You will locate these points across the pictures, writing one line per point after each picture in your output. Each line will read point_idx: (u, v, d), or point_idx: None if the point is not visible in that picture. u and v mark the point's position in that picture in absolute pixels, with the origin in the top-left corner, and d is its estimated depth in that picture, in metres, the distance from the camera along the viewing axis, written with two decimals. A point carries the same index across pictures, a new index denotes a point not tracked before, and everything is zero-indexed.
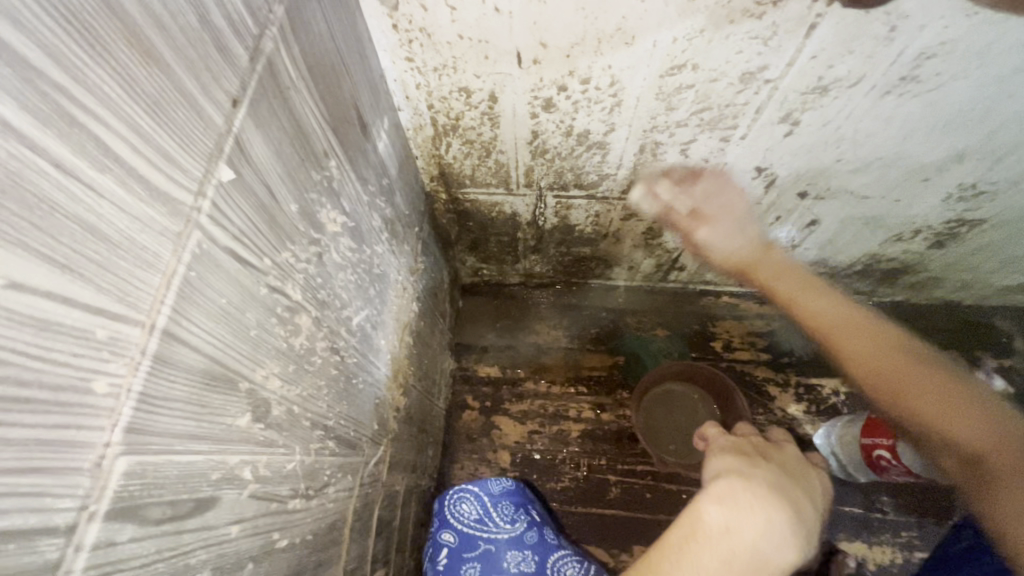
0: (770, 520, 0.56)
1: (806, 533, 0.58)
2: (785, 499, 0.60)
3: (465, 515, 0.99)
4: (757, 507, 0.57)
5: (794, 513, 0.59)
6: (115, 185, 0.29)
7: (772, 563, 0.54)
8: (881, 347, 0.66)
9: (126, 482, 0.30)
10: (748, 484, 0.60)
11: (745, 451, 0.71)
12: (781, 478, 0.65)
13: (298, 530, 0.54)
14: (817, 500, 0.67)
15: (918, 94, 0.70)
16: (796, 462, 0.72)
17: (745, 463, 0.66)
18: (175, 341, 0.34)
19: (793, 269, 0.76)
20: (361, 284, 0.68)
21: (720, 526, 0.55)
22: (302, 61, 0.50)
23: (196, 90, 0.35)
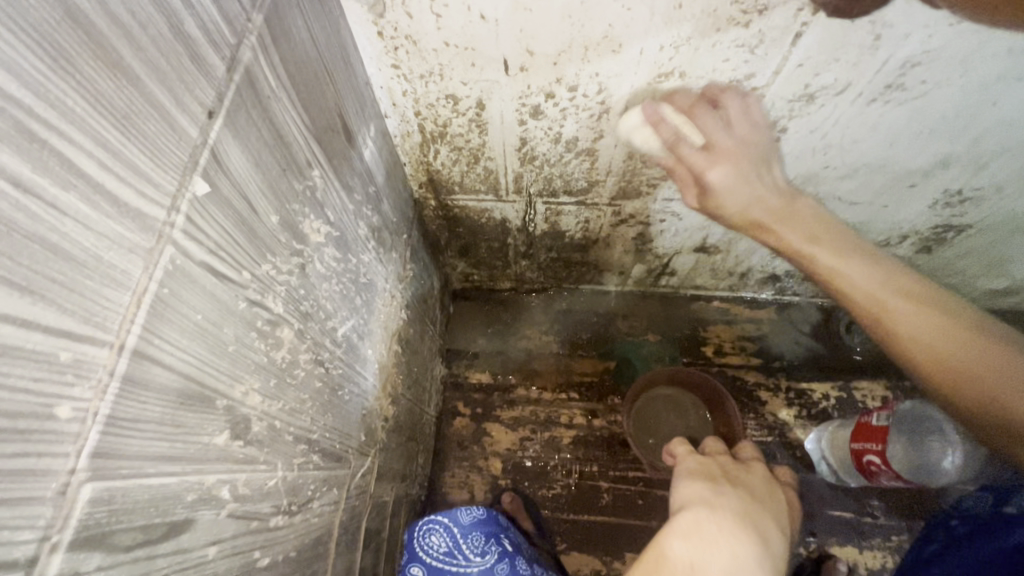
0: (735, 553, 0.54)
1: (773, 565, 0.57)
2: (750, 531, 0.59)
3: (435, 548, 0.93)
4: (722, 541, 0.56)
5: (760, 546, 0.57)
6: (80, 202, 0.28)
7: None
8: (940, 324, 0.59)
9: (92, 509, 0.29)
10: (713, 515, 0.60)
11: (712, 477, 0.72)
12: (746, 510, 0.64)
13: (280, 547, 0.53)
14: (782, 526, 0.66)
15: (904, 101, 0.71)
16: (761, 488, 0.73)
17: (710, 492, 0.66)
18: (146, 359, 0.33)
19: (824, 219, 0.64)
20: (347, 293, 0.67)
21: (686, 563, 0.53)
22: (283, 71, 0.49)
23: (168, 101, 0.34)
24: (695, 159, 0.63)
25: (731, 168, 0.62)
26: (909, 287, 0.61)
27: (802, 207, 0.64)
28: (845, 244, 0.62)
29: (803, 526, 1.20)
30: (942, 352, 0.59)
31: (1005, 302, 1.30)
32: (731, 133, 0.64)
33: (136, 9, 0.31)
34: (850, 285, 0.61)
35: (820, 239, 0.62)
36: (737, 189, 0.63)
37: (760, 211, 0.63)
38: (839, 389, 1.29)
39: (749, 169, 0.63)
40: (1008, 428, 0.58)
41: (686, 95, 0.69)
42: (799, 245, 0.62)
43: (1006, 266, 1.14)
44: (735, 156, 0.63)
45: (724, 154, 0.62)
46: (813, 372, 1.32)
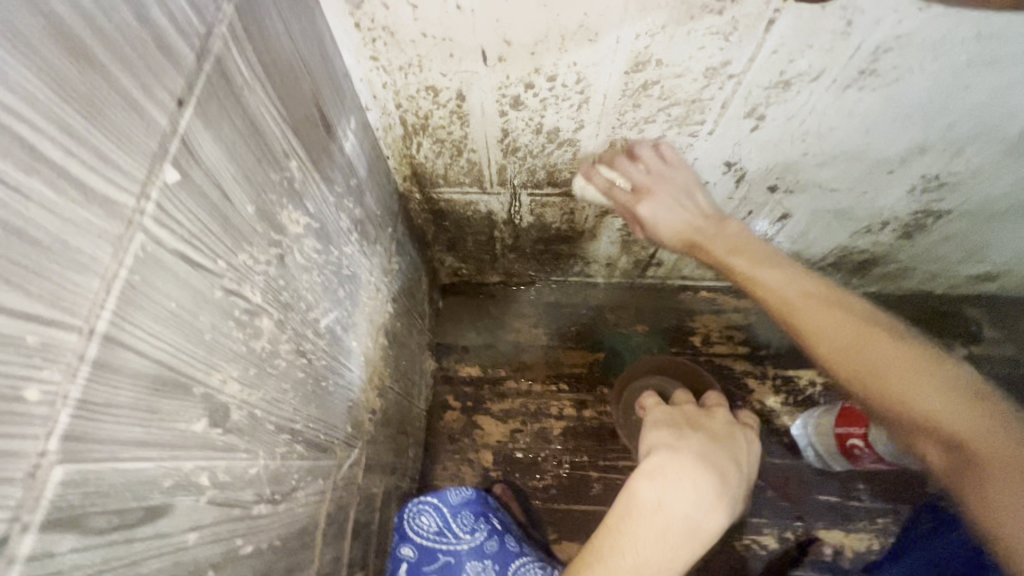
0: (697, 488, 0.61)
1: (734, 493, 0.63)
2: (712, 463, 0.64)
3: (425, 528, 0.98)
4: (688, 476, 0.62)
5: (720, 477, 0.63)
6: (44, 187, 0.28)
7: (703, 528, 0.59)
8: (849, 324, 0.60)
9: (64, 491, 0.30)
10: (677, 455, 0.64)
11: (678, 420, 0.74)
12: (712, 445, 0.68)
13: (264, 536, 0.53)
14: (743, 459, 0.69)
15: (878, 87, 0.72)
16: (722, 424, 0.75)
17: (676, 436, 0.69)
18: (118, 345, 0.33)
19: (748, 241, 0.73)
20: (329, 285, 0.68)
21: (653, 503, 0.59)
22: (257, 61, 0.50)
23: (135, 88, 0.34)
24: (625, 202, 0.83)
25: (658, 202, 0.79)
26: (813, 290, 0.64)
27: (727, 228, 0.75)
28: (758, 253, 0.70)
29: (790, 511, 1.21)
30: (843, 347, 0.59)
31: (987, 287, 1.32)
32: (666, 174, 0.82)
33: None
34: (765, 284, 0.66)
35: (740, 251, 0.71)
36: (665, 215, 0.79)
37: (688, 232, 0.77)
38: (825, 376, 1.31)
39: (675, 198, 0.80)
40: (943, 440, 0.53)
41: (644, 146, 0.84)
42: (722, 256, 0.72)
43: (986, 251, 1.15)
44: (659, 193, 0.80)
45: (650, 192, 0.81)
46: (799, 359, 1.34)
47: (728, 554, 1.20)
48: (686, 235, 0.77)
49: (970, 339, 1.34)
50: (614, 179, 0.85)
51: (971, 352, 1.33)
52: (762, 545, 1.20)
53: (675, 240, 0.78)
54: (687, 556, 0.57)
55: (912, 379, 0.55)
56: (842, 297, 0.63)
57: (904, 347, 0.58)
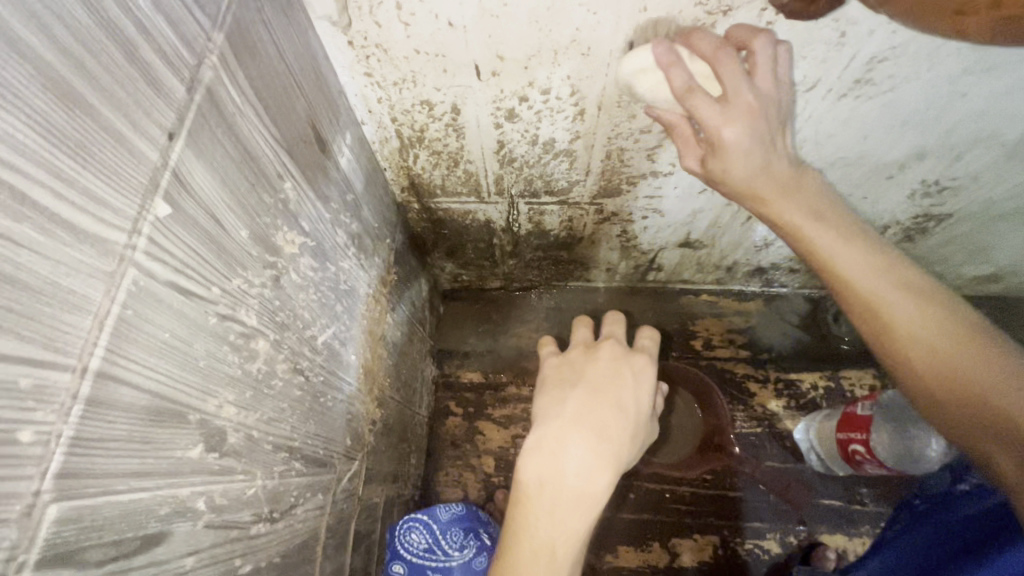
0: (570, 452, 0.60)
1: (618, 438, 0.62)
2: (591, 421, 0.63)
3: (415, 545, 0.93)
4: (565, 444, 0.61)
5: (595, 432, 0.62)
6: (34, 232, 0.29)
7: (589, 489, 0.59)
8: (949, 326, 0.56)
9: (59, 528, 0.30)
10: (552, 425, 0.63)
11: (563, 378, 0.70)
12: (589, 392, 0.66)
13: (263, 554, 0.54)
14: (629, 394, 0.66)
15: (874, 95, 0.71)
16: (605, 367, 0.69)
17: (556, 400, 0.67)
18: (112, 381, 0.34)
19: (827, 206, 0.62)
20: (326, 301, 0.68)
21: (536, 484, 0.59)
22: (249, 86, 0.50)
23: (125, 126, 0.35)
24: (709, 115, 0.56)
25: (748, 127, 0.57)
26: (913, 279, 0.58)
27: (805, 183, 0.62)
28: (841, 225, 0.61)
29: (792, 515, 1.21)
30: (932, 348, 0.56)
31: (991, 288, 1.31)
32: (757, 87, 0.57)
33: (86, 38, 0.32)
34: (845, 260, 0.59)
35: (819, 217, 0.61)
36: (750, 151, 0.57)
37: (761, 182, 0.61)
38: (827, 379, 1.30)
39: (766, 132, 0.58)
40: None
41: (705, 36, 0.59)
42: (796, 220, 0.61)
43: (989, 253, 1.14)
44: (754, 116, 0.57)
45: (748, 107, 0.56)
46: (801, 362, 1.33)
47: (730, 559, 1.20)
48: (752, 184, 0.60)
49: None
50: (699, 77, 0.59)
51: None
52: (765, 550, 1.20)
53: (739, 187, 0.61)
54: (584, 519, 0.58)
55: (1013, 395, 0.51)
56: (917, 283, 0.58)
57: (1004, 356, 0.53)
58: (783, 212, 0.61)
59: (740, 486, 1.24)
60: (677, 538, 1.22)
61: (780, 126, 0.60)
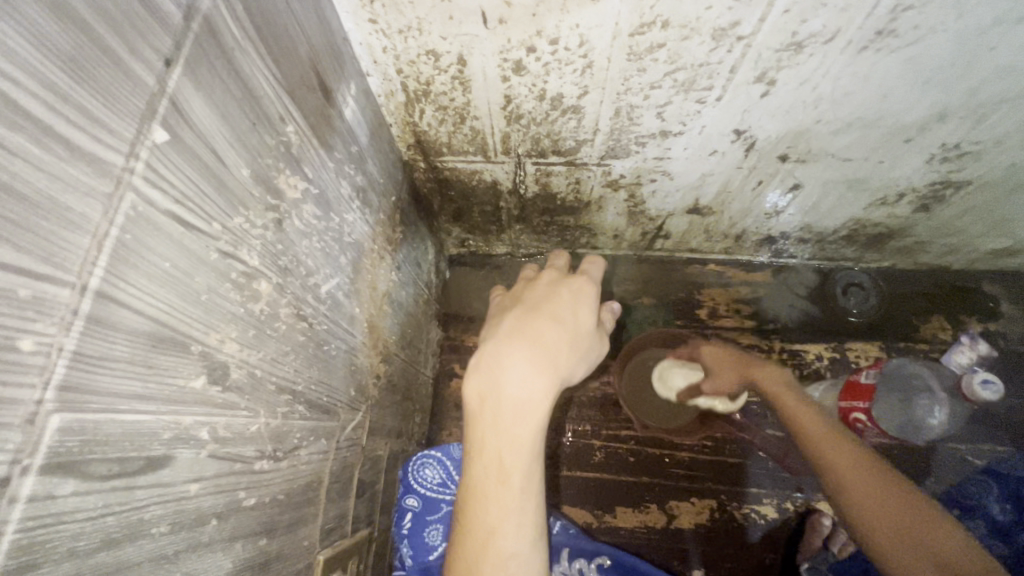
0: (506, 364, 0.61)
1: (555, 347, 0.63)
2: (526, 335, 0.63)
3: (428, 480, 1.04)
4: (500, 357, 0.62)
5: (529, 343, 0.62)
6: (31, 144, 0.29)
7: (529, 395, 0.60)
8: (867, 469, 0.71)
9: (62, 438, 0.31)
10: (489, 343, 0.64)
11: (505, 307, 0.71)
12: (523, 311, 0.67)
13: (267, 490, 0.56)
14: (567, 310, 0.67)
15: (897, 48, 0.68)
16: (543, 291, 0.70)
17: (496, 324, 0.68)
18: (112, 302, 0.34)
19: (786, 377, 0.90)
20: (329, 252, 0.68)
21: (477, 398, 0.62)
22: (248, 21, 0.49)
23: (120, 47, 0.34)
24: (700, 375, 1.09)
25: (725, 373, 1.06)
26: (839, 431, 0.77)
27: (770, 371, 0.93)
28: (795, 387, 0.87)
29: (790, 483, 1.23)
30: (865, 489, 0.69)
31: (1007, 263, 1.28)
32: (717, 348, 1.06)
33: None
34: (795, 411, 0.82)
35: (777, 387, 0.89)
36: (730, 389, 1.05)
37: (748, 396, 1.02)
38: (833, 350, 1.29)
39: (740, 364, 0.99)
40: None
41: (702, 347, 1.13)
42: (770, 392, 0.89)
43: (1007, 225, 1.11)
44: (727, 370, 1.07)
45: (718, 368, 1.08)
46: (807, 333, 1.32)
47: (726, 522, 1.22)
48: None
49: (985, 315, 1.31)
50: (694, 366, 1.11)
51: (986, 328, 1.30)
52: (762, 515, 1.22)
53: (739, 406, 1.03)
54: (525, 427, 0.60)
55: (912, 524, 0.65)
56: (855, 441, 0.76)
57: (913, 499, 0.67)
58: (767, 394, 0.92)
59: (740, 453, 1.25)
60: (674, 501, 1.24)
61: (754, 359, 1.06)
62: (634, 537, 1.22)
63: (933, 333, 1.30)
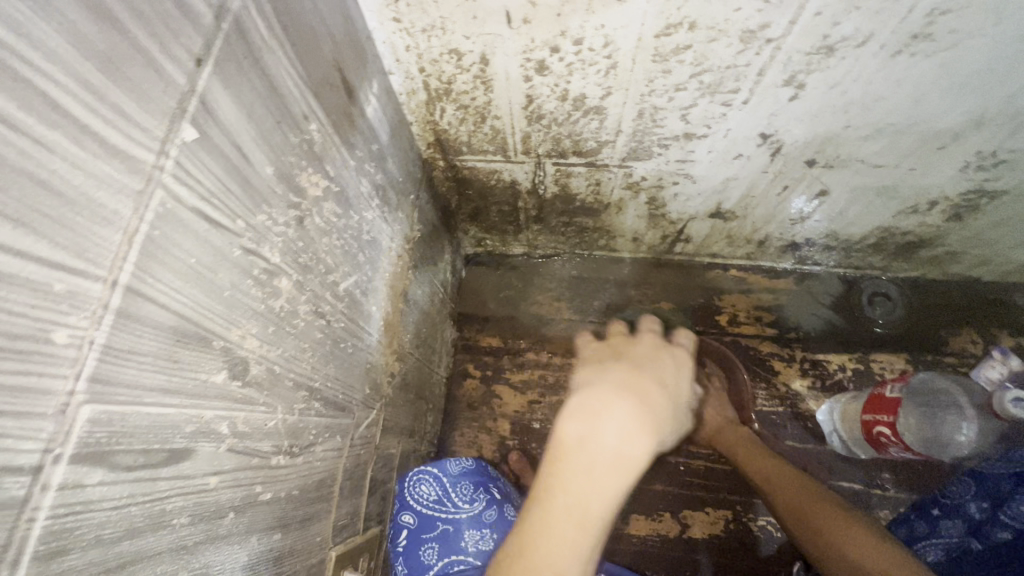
0: (617, 415, 0.49)
1: (664, 414, 0.52)
2: (640, 387, 0.53)
3: (424, 497, 0.93)
4: (611, 403, 0.50)
5: (646, 398, 0.52)
6: (67, 141, 0.29)
7: (633, 457, 0.49)
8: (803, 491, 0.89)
9: (91, 429, 0.32)
10: (595, 384, 0.53)
11: (602, 350, 0.61)
12: (630, 365, 0.56)
13: (282, 485, 0.56)
14: (677, 375, 0.58)
15: (933, 53, 0.66)
16: (647, 347, 0.61)
17: (596, 367, 0.56)
18: (140, 297, 0.35)
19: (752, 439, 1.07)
20: (349, 250, 0.69)
21: (576, 440, 0.49)
22: (276, 20, 0.49)
23: (154, 47, 0.35)
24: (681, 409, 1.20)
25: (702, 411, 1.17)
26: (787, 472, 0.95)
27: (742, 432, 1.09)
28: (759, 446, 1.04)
29: None
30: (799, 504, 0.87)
31: None
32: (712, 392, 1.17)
33: None
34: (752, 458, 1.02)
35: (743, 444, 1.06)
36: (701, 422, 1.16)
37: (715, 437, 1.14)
38: (856, 361, 1.26)
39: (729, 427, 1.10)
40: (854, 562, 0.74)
41: None
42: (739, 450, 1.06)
43: None
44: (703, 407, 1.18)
45: None
46: (829, 342, 1.29)
47: (741, 533, 1.20)
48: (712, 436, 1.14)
49: (1018, 329, 1.26)
50: None
51: (1019, 343, 1.25)
52: (778, 528, 1.19)
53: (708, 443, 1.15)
54: (624, 486, 0.48)
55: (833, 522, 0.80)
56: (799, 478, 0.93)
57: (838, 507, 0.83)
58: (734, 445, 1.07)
59: None
60: (687, 509, 1.22)
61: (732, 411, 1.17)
62: (646, 544, 1.21)
63: (962, 346, 1.26)
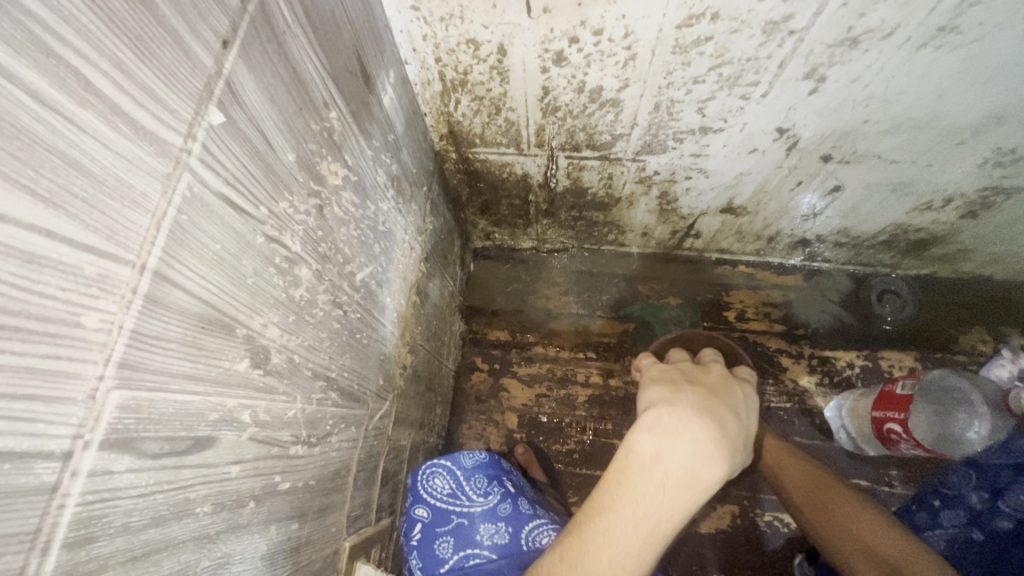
0: (697, 440, 0.49)
1: (739, 447, 0.52)
2: (719, 414, 0.53)
3: (438, 490, 0.90)
4: (691, 426, 0.50)
5: (724, 426, 0.51)
6: (97, 120, 0.29)
7: (707, 483, 0.49)
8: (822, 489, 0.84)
9: (120, 415, 0.31)
10: (674, 404, 0.53)
11: (674, 373, 0.61)
12: (708, 393, 0.56)
13: (300, 475, 0.56)
14: (747, 408, 0.58)
15: (958, 46, 0.65)
16: (719, 376, 0.61)
17: (672, 388, 0.56)
18: (167, 282, 0.34)
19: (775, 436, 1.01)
20: (365, 240, 0.68)
21: (651, 455, 0.49)
22: (299, 5, 0.49)
23: (182, 27, 0.34)
24: None
25: None
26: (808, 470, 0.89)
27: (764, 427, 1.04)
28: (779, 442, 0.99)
29: None
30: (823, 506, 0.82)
31: None
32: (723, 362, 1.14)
33: None
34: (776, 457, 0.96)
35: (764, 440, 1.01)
36: None
37: None
38: (865, 358, 1.26)
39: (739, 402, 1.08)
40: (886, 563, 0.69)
41: None
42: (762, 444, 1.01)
43: None
44: None
45: None
46: (838, 340, 1.29)
47: (748, 528, 1.21)
48: None
49: None
50: None
51: None
52: (785, 523, 1.20)
53: None
54: (691, 507, 0.49)
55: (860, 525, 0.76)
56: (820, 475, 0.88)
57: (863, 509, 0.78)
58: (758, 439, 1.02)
59: None
60: None
61: None
62: None
63: (971, 344, 1.26)
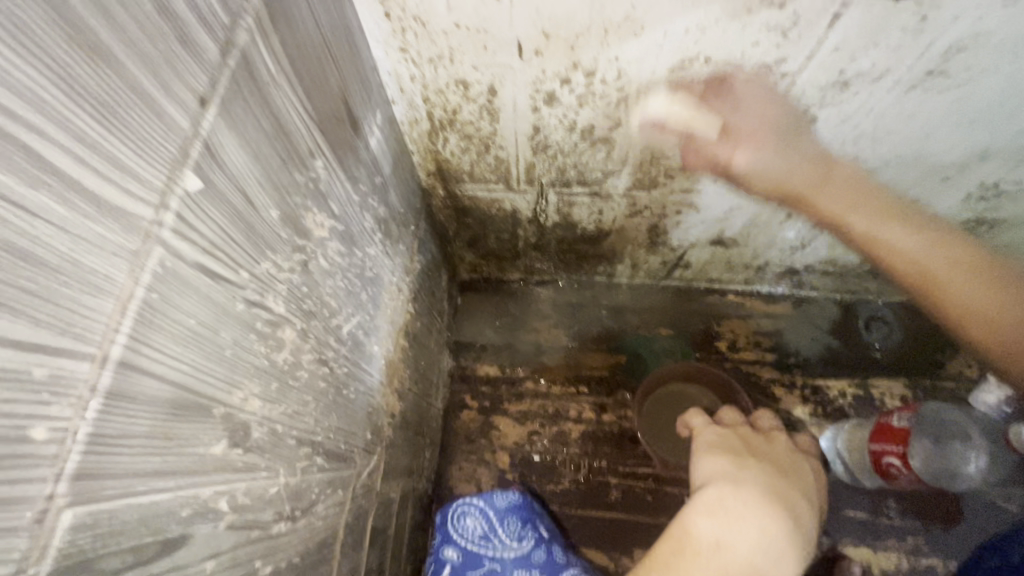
0: (764, 530, 0.54)
1: (806, 535, 0.57)
2: (784, 500, 0.58)
3: (469, 531, 0.95)
4: (751, 513, 0.55)
5: (789, 517, 0.56)
6: (54, 202, 0.25)
7: (771, 574, 0.52)
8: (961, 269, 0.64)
9: (73, 536, 0.27)
10: (740, 489, 0.58)
11: (737, 447, 0.65)
12: (774, 475, 0.61)
13: (282, 555, 0.51)
14: (811, 492, 0.63)
15: (945, 89, 0.66)
16: (784, 452, 0.67)
17: (736, 468, 0.61)
18: (136, 371, 0.30)
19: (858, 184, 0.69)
20: (352, 290, 0.65)
21: (711, 540, 0.53)
22: (285, 55, 0.46)
23: (155, 88, 0.31)
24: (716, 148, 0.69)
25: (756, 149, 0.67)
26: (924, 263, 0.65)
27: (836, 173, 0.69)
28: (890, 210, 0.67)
29: None
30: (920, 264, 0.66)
31: None
32: (749, 113, 0.68)
33: None
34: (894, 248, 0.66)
35: (856, 209, 0.67)
36: (764, 167, 0.68)
37: (794, 181, 0.68)
38: (857, 387, 1.25)
39: (778, 145, 0.69)
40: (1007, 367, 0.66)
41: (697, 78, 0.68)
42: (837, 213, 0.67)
43: None
44: (756, 136, 0.68)
45: (747, 134, 0.68)
46: (829, 368, 1.28)
47: None
48: (785, 187, 0.69)
49: None
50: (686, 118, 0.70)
51: None
52: None
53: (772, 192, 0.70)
54: None
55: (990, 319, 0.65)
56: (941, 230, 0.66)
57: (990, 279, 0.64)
58: (849, 218, 0.67)
59: None
60: None
61: (790, 133, 0.70)
62: None
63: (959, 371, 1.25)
